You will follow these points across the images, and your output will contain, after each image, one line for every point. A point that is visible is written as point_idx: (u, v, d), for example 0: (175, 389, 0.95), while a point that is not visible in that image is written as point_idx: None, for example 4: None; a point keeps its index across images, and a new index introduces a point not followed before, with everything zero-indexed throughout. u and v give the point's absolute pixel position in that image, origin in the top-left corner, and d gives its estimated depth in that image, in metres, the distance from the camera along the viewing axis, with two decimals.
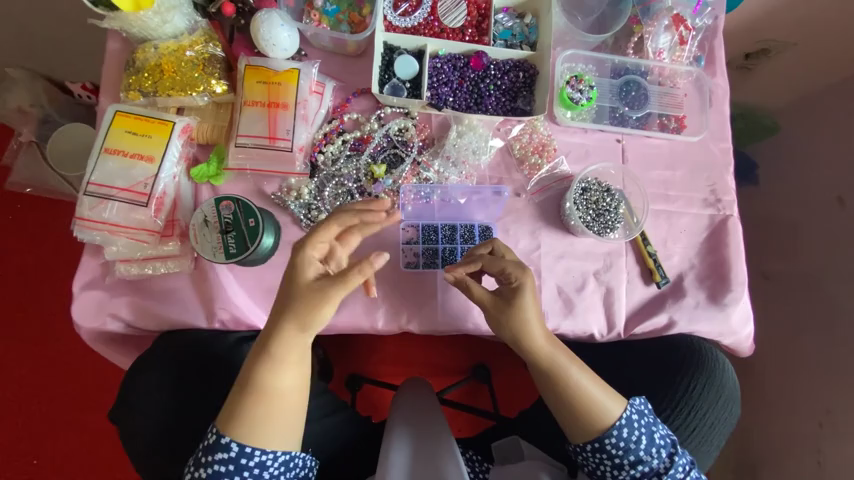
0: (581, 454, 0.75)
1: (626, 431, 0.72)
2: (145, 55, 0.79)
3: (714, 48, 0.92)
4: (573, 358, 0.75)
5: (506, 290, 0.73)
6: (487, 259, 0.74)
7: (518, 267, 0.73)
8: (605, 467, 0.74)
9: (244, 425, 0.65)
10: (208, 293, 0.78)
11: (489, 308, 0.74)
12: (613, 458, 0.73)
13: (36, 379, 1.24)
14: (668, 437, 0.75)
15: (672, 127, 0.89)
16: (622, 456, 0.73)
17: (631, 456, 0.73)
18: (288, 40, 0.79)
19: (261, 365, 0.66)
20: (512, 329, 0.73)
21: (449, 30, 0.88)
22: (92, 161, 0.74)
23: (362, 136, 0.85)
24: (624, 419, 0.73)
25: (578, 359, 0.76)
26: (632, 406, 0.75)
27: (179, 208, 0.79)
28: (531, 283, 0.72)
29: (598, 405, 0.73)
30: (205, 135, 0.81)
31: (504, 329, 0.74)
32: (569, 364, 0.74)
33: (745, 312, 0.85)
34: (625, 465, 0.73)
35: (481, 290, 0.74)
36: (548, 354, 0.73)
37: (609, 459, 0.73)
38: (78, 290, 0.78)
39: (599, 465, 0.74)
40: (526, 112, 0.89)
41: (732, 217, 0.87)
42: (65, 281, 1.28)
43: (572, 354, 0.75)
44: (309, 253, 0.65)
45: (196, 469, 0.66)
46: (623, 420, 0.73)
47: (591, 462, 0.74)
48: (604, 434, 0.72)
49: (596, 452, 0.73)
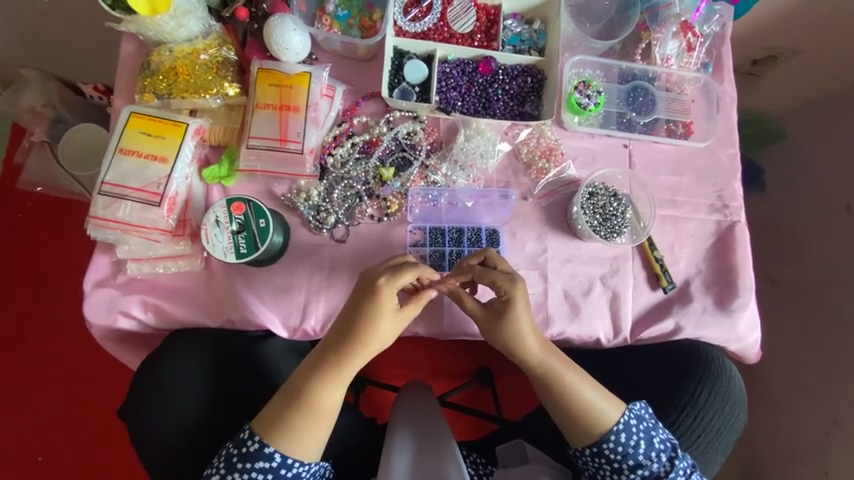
0: (581, 458, 0.76)
1: (623, 437, 0.74)
2: (160, 58, 0.80)
3: (722, 55, 0.93)
4: (567, 362, 0.76)
5: (497, 304, 0.74)
6: (477, 271, 0.74)
7: (507, 280, 0.73)
8: (604, 472, 0.75)
9: (290, 437, 0.72)
10: (218, 292, 0.80)
11: (481, 321, 0.75)
12: (612, 462, 0.74)
13: (46, 375, 1.26)
14: (669, 440, 0.76)
15: (679, 133, 0.90)
16: (620, 461, 0.74)
17: (630, 461, 0.74)
18: (300, 44, 0.81)
19: (317, 383, 0.72)
20: (506, 340, 0.75)
21: (459, 35, 0.89)
22: (107, 161, 0.76)
23: (371, 139, 0.86)
24: (621, 425, 0.74)
25: (574, 364, 0.76)
26: (631, 410, 0.75)
27: (190, 209, 0.80)
28: (521, 296, 0.73)
29: (597, 411, 0.74)
30: (217, 136, 0.83)
31: (498, 340, 0.75)
32: (563, 371, 0.75)
33: (751, 319, 0.85)
34: (624, 469, 0.74)
35: (472, 302, 0.75)
36: (541, 361, 0.75)
37: (608, 463, 0.74)
38: (90, 288, 0.79)
39: (599, 470, 0.76)
40: (534, 116, 0.89)
41: (739, 223, 0.87)
42: (74, 279, 1.30)
43: (568, 359, 0.76)
44: (382, 294, 0.71)
45: (230, 473, 0.71)
46: (621, 425, 0.74)
47: (591, 467, 0.76)
48: (602, 439, 0.74)
49: (594, 457, 0.75)
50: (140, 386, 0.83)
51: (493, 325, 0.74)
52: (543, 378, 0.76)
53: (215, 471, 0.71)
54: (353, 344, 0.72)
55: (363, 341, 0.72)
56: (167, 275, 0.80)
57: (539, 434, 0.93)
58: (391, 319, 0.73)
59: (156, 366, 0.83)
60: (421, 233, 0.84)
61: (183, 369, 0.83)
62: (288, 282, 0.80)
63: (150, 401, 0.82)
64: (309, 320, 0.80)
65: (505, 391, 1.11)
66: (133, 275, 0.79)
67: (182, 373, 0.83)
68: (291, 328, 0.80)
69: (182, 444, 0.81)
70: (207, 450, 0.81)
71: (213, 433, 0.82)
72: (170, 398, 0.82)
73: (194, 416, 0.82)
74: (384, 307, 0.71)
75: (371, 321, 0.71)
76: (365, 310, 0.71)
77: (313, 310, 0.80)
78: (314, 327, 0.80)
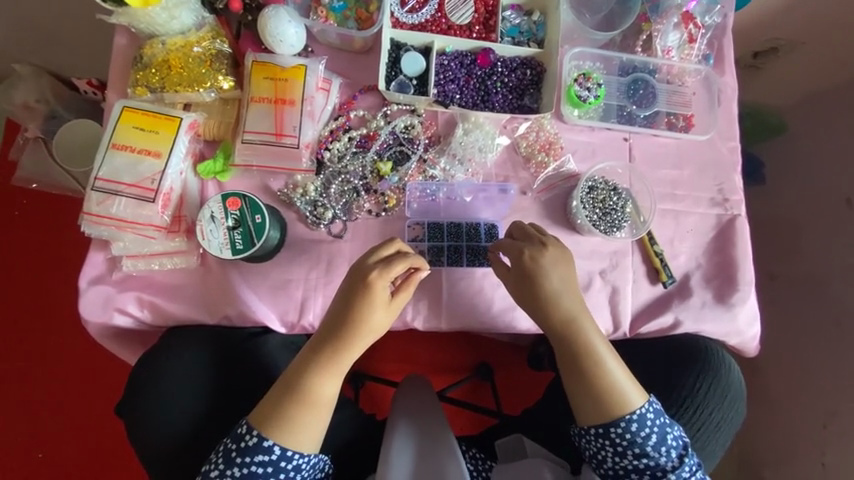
0: (585, 436, 0.76)
1: (635, 426, 0.73)
2: (153, 51, 0.79)
3: (723, 47, 0.91)
4: (600, 342, 0.75)
5: (527, 275, 0.75)
6: (508, 244, 0.77)
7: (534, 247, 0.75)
8: (606, 452, 0.75)
9: (290, 430, 0.71)
10: (215, 288, 0.79)
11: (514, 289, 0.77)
12: (615, 445, 0.74)
13: (42, 372, 1.25)
14: (681, 438, 0.75)
15: (680, 125, 0.89)
16: (626, 446, 0.73)
17: (637, 449, 0.73)
18: (295, 36, 0.79)
19: (316, 375, 0.72)
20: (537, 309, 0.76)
21: (457, 27, 0.88)
22: (101, 156, 0.75)
23: (368, 133, 0.85)
24: (636, 415, 0.73)
25: (608, 346, 0.76)
26: (650, 404, 0.74)
27: (185, 204, 0.79)
28: (549, 263, 0.75)
29: (622, 394, 0.74)
30: (212, 131, 0.81)
31: (531, 308, 0.76)
32: (596, 348, 0.74)
33: (751, 313, 0.85)
34: (628, 454, 0.73)
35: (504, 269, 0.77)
36: (568, 337, 0.75)
37: (612, 445, 0.74)
38: (85, 285, 0.78)
39: (601, 450, 0.75)
40: (533, 109, 0.88)
41: (739, 217, 0.86)
42: (71, 276, 1.28)
43: (602, 338, 0.76)
44: (372, 287, 0.70)
45: (228, 468, 0.70)
46: (636, 415, 0.73)
47: (593, 446, 0.76)
48: (613, 423, 0.73)
49: (599, 437, 0.74)
50: (137, 385, 0.82)
51: (526, 295, 0.76)
52: (570, 352, 0.75)
53: (214, 467, 0.71)
54: (349, 336, 0.72)
55: (360, 331, 0.72)
56: (163, 271, 0.79)
57: (541, 429, 0.93)
58: (384, 310, 0.72)
59: (153, 365, 0.82)
60: (420, 229, 0.84)
61: (182, 366, 0.82)
62: (285, 278, 0.79)
63: (147, 400, 0.81)
64: (307, 315, 0.79)
65: (504, 386, 1.11)
66: (129, 271, 0.78)
67: (180, 370, 0.82)
68: (289, 324, 0.79)
69: (180, 442, 0.80)
70: (204, 449, 0.81)
71: (211, 431, 0.81)
72: (168, 397, 0.81)
73: (192, 413, 0.82)
74: (377, 301, 0.71)
75: (364, 314, 0.71)
76: (359, 304, 0.71)
77: (311, 305, 0.79)
78: (311, 323, 0.79)
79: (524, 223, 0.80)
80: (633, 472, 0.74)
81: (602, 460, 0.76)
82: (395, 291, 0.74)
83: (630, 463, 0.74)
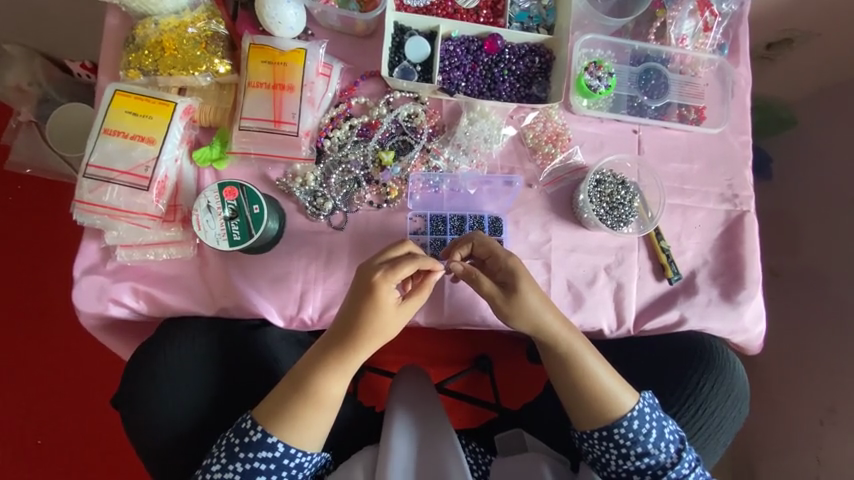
0: (587, 440, 0.74)
1: (636, 424, 0.71)
2: (145, 32, 0.76)
3: (739, 36, 0.88)
4: (589, 345, 0.73)
5: (521, 282, 0.70)
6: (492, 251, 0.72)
7: (509, 256, 0.71)
8: (610, 456, 0.73)
9: (293, 428, 0.69)
10: (211, 279, 0.77)
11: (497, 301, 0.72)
12: (619, 447, 0.72)
13: (37, 360, 1.23)
14: (678, 432, 0.73)
15: (691, 118, 0.86)
16: (629, 447, 0.71)
17: (638, 448, 0.71)
18: (294, 17, 0.77)
19: (321, 375, 0.69)
20: (529, 321, 0.71)
21: (463, 11, 0.85)
22: (92, 142, 0.72)
23: (370, 121, 0.82)
24: (636, 411, 0.72)
25: (596, 348, 0.74)
26: (644, 399, 0.73)
27: (180, 193, 0.77)
28: (527, 272, 0.71)
29: (615, 397, 0.72)
30: (208, 117, 0.79)
31: (518, 319, 0.72)
32: (592, 352, 0.73)
33: (757, 311, 0.82)
34: (631, 455, 0.71)
35: (491, 283, 0.71)
36: (567, 340, 0.72)
37: (616, 448, 0.72)
38: (78, 275, 0.75)
39: (604, 453, 0.73)
40: (541, 99, 0.86)
41: (749, 214, 0.83)
42: (65, 264, 1.26)
43: (591, 342, 0.74)
44: (380, 291, 0.66)
45: (230, 463, 0.68)
46: (635, 412, 0.72)
47: (596, 449, 0.73)
48: (615, 424, 0.71)
49: (603, 440, 0.72)
50: (134, 381, 0.80)
51: (518, 310, 0.71)
52: (573, 357, 0.72)
53: (215, 462, 0.69)
54: (352, 338, 0.69)
55: (364, 335, 0.68)
56: (159, 262, 0.76)
57: (543, 427, 0.90)
58: (391, 315, 0.68)
59: (149, 360, 0.79)
60: (422, 221, 0.80)
61: (183, 367, 0.80)
62: (284, 271, 0.77)
63: (144, 397, 0.79)
64: (306, 308, 0.77)
65: (504, 380, 1.08)
66: (123, 262, 0.75)
67: (180, 371, 0.80)
68: (287, 317, 0.77)
69: (179, 441, 0.79)
70: (203, 451, 0.79)
71: (210, 428, 0.80)
72: (166, 393, 0.79)
73: (192, 413, 0.79)
74: (384, 305, 0.67)
75: (370, 318, 0.67)
76: (366, 308, 0.67)
77: (311, 297, 0.77)
78: (311, 316, 0.77)
79: (479, 231, 0.75)
80: (634, 474, 0.72)
81: (607, 464, 0.73)
82: (407, 294, 0.69)
83: (633, 466, 0.72)
